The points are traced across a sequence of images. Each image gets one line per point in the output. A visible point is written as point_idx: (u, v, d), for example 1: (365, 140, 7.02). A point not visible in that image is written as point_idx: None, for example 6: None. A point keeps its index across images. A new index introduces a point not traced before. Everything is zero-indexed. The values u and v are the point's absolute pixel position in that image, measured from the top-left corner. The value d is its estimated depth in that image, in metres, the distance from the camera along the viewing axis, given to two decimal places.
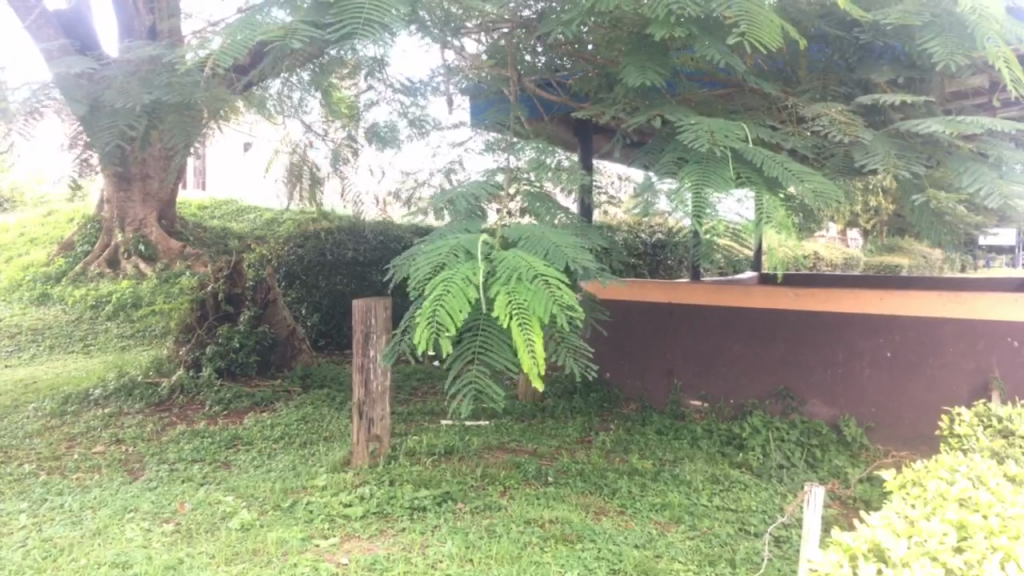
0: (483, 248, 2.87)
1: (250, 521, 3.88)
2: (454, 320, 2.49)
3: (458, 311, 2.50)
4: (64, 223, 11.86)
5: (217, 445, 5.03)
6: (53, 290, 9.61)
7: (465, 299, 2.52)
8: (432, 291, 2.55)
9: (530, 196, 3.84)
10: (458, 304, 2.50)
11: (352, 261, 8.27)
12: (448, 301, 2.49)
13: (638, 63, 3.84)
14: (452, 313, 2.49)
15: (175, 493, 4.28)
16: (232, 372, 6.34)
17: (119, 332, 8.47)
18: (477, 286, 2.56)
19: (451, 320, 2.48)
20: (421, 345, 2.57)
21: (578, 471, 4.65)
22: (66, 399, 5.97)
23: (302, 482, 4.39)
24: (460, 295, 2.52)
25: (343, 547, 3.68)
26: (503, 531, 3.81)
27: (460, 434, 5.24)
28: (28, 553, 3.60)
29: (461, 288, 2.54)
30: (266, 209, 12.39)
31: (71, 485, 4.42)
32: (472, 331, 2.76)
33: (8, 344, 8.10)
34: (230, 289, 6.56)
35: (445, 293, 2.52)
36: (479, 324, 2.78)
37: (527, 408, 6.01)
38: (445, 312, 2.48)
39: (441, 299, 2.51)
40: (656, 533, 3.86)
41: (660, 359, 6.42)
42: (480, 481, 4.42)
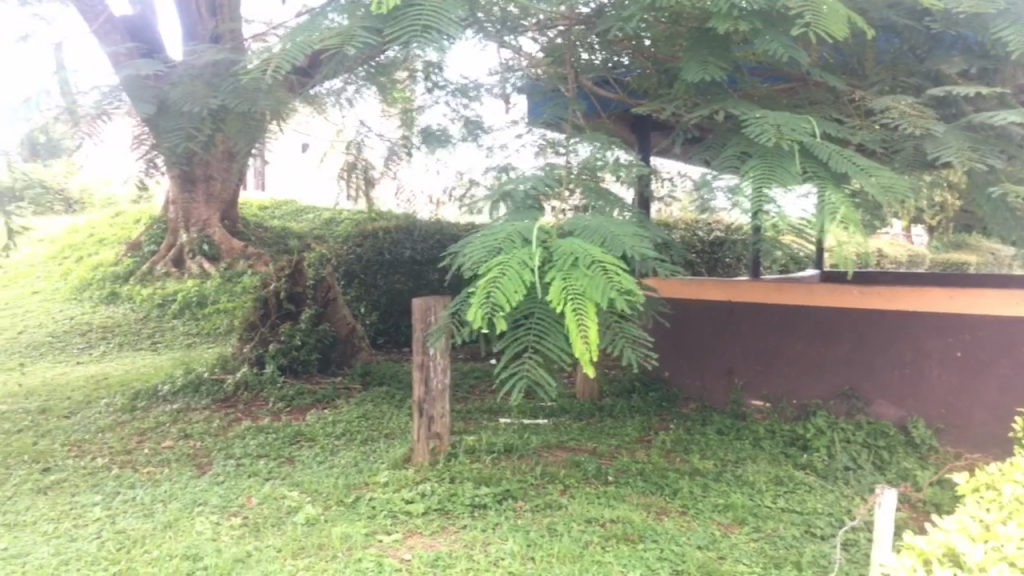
0: (541, 234, 2.88)
1: (315, 516, 3.96)
2: (507, 303, 2.53)
3: (513, 293, 2.54)
4: (131, 224, 12.15)
5: (281, 441, 5.12)
6: (121, 289, 9.87)
7: (520, 282, 2.56)
8: (487, 274, 2.59)
9: (587, 193, 3.80)
10: (512, 286, 2.54)
11: (409, 260, 8.33)
12: (503, 284, 2.54)
13: (699, 58, 3.80)
14: (506, 296, 2.53)
15: (242, 487, 4.37)
16: (294, 370, 6.45)
17: (185, 330, 8.67)
18: (533, 271, 2.60)
19: (505, 303, 2.52)
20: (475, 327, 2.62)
21: (639, 470, 4.63)
22: (135, 394, 6.14)
23: (364, 478, 4.44)
24: (514, 278, 2.56)
25: (406, 543, 3.73)
26: (564, 529, 3.81)
27: (520, 432, 5.24)
28: (103, 544, 3.71)
29: (516, 272, 2.59)
30: (325, 210, 12.56)
31: (142, 478, 4.54)
32: (526, 319, 2.77)
33: (80, 341, 8.34)
34: (292, 288, 6.62)
35: (500, 277, 2.57)
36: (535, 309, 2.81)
37: (585, 406, 5.99)
38: (500, 295, 2.53)
39: (495, 281, 2.55)
40: (719, 534, 3.82)
41: (720, 359, 6.34)
42: (540, 479, 4.41)
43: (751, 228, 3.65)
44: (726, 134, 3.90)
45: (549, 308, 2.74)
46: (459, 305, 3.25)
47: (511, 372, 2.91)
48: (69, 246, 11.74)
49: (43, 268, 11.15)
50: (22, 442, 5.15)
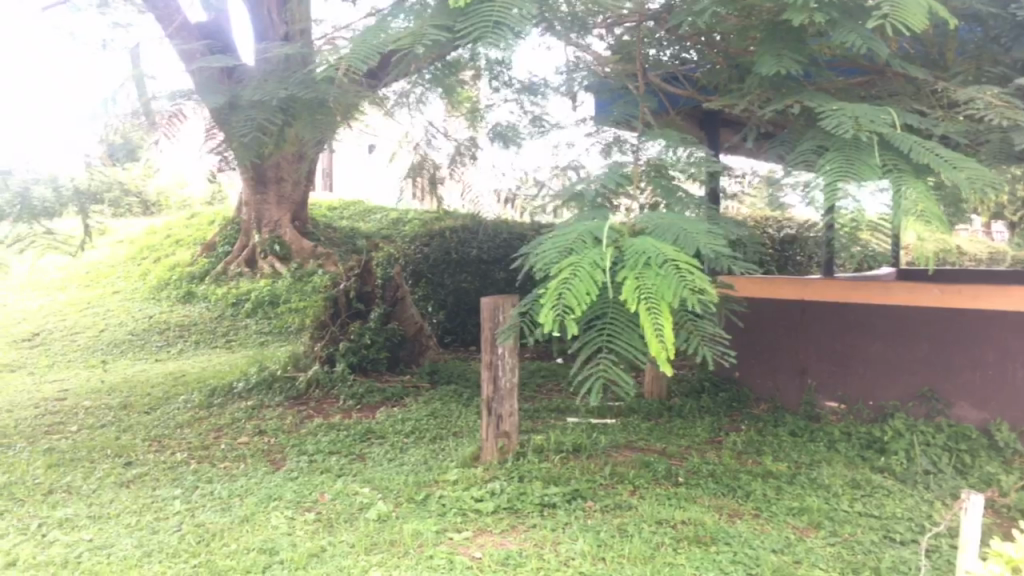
0: (612, 233, 2.83)
1: (387, 513, 4.01)
2: (580, 303, 2.51)
3: (585, 294, 2.52)
4: (206, 225, 12.48)
5: (352, 438, 5.19)
6: (197, 289, 10.15)
7: (592, 281, 2.53)
8: (558, 275, 2.57)
9: (658, 191, 3.76)
10: (585, 286, 2.52)
11: (476, 259, 8.35)
12: (575, 284, 2.52)
13: (774, 51, 3.73)
14: (578, 296, 2.51)
15: (315, 483, 4.45)
16: (364, 369, 6.49)
17: (258, 328, 8.88)
18: (604, 270, 2.57)
19: (577, 303, 2.51)
20: (548, 329, 2.61)
21: (710, 472, 4.56)
22: (212, 391, 6.31)
23: (434, 476, 4.48)
24: (586, 278, 2.53)
25: (476, 541, 3.75)
26: (634, 530, 3.78)
27: (588, 432, 5.22)
28: (183, 537, 3.82)
29: (588, 272, 2.56)
30: (392, 210, 12.70)
31: (220, 473, 4.67)
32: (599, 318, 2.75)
33: (159, 338, 8.61)
34: (361, 287, 6.75)
35: (571, 277, 2.54)
36: (607, 309, 2.78)
37: (654, 406, 5.92)
38: (572, 295, 2.51)
39: (567, 282, 2.53)
40: (794, 537, 3.74)
41: (793, 359, 6.20)
42: (609, 479, 4.39)
43: (825, 226, 3.57)
44: (801, 129, 3.82)
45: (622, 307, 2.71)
46: (531, 306, 3.23)
47: (586, 371, 2.89)
48: (148, 247, 12.12)
49: (123, 268, 11.54)
50: (105, 437, 5.33)
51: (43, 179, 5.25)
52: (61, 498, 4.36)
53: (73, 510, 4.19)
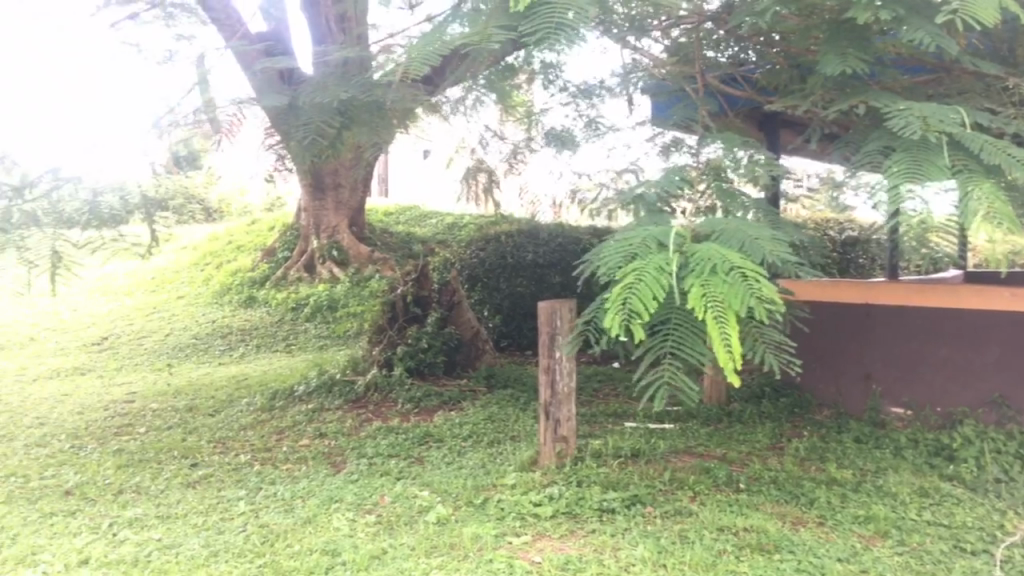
0: (676, 239, 2.82)
1: (446, 516, 4.03)
2: (646, 308, 2.49)
3: (652, 299, 2.50)
4: (266, 231, 12.72)
5: (411, 441, 5.24)
6: (258, 294, 10.35)
7: (658, 287, 2.51)
8: (623, 280, 2.56)
9: (718, 194, 3.72)
10: (651, 291, 2.50)
11: (532, 264, 8.25)
12: (641, 289, 2.50)
13: (838, 50, 3.66)
14: (645, 301, 2.49)
15: (375, 486, 4.50)
16: (421, 372, 6.54)
17: (317, 333, 9.02)
18: (670, 277, 2.55)
19: (643, 308, 2.48)
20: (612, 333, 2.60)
21: (772, 478, 4.49)
22: (274, 394, 6.42)
23: (492, 479, 4.49)
24: (652, 284, 2.52)
25: (535, 545, 3.75)
26: (695, 537, 3.74)
27: (647, 437, 5.18)
28: (248, 537, 3.90)
29: (654, 278, 2.54)
30: (448, 215, 12.79)
31: (283, 475, 4.75)
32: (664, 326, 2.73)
33: (222, 342, 8.81)
34: (418, 292, 6.85)
35: (637, 282, 2.53)
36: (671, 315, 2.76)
37: (713, 412, 5.85)
38: (638, 300, 2.49)
39: (633, 287, 2.51)
40: (860, 546, 3.66)
41: (856, 364, 6.08)
42: (669, 485, 4.34)
43: (891, 229, 3.49)
44: (866, 129, 3.75)
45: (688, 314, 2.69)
46: (593, 313, 3.23)
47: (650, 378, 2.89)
48: (211, 253, 12.41)
49: (187, 273, 11.82)
50: (172, 439, 5.47)
51: (110, 186, 5.34)
52: (131, 497, 4.48)
53: (142, 510, 4.31)
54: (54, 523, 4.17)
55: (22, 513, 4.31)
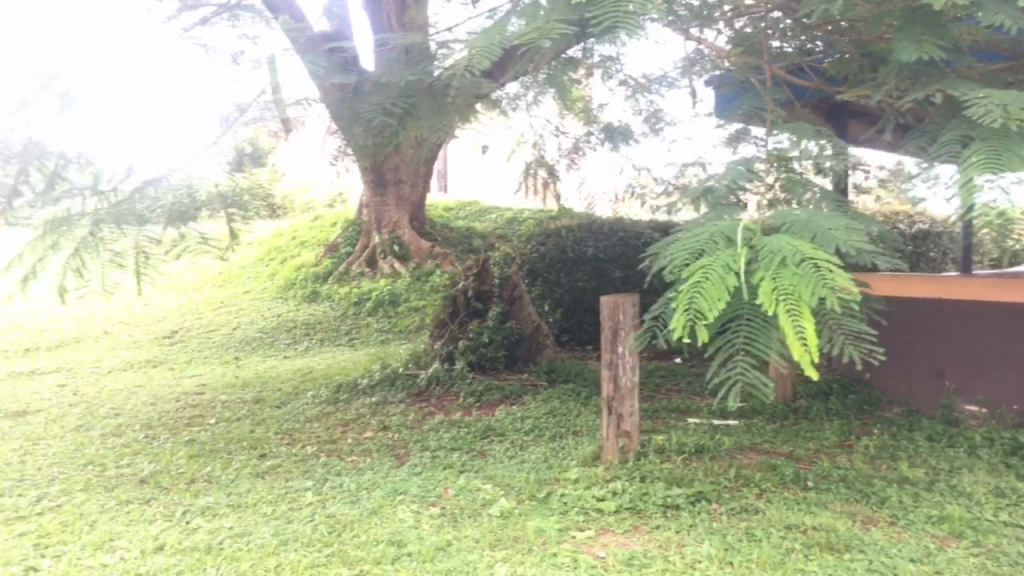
0: (745, 233, 2.78)
1: (510, 509, 4.04)
2: (713, 309, 2.48)
3: (718, 298, 2.48)
4: (329, 227, 12.91)
5: (473, 435, 5.27)
6: (321, 289, 10.52)
7: (725, 286, 2.49)
8: (690, 279, 2.55)
9: (788, 182, 3.66)
10: (716, 291, 2.48)
11: (593, 258, 8.25)
12: (707, 289, 2.48)
13: (913, 37, 3.56)
14: (711, 302, 2.47)
15: (438, 479, 4.54)
16: (482, 367, 6.56)
17: (379, 327, 9.13)
18: (738, 273, 2.52)
19: (709, 309, 2.47)
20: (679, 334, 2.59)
21: (841, 476, 4.40)
22: (338, 387, 6.52)
23: (554, 474, 4.50)
24: (718, 282, 2.49)
25: (600, 540, 3.74)
26: (763, 535, 3.69)
27: (711, 433, 5.12)
28: (316, 527, 3.97)
29: (720, 275, 2.52)
30: (507, 210, 12.82)
31: (348, 466, 4.82)
32: (735, 321, 2.70)
33: (287, 336, 8.98)
34: (479, 287, 6.89)
35: (702, 282, 2.50)
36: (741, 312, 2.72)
37: (779, 408, 5.76)
38: (704, 300, 2.47)
39: (698, 287, 2.50)
40: (934, 547, 3.56)
41: (928, 361, 5.92)
42: (734, 482, 4.29)
43: (970, 221, 3.38)
44: (942, 118, 3.64)
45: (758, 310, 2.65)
46: (662, 309, 3.21)
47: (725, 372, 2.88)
48: (276, 248, 12.66)
49: (253, 269, 12.08)
50: (241, 430, 5.60)
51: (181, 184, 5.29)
52: (203, 486, 4.60)
53: (214, 498, 4.43)
54: (130, 510, 4.31)
55: (100, 500, 4.46)
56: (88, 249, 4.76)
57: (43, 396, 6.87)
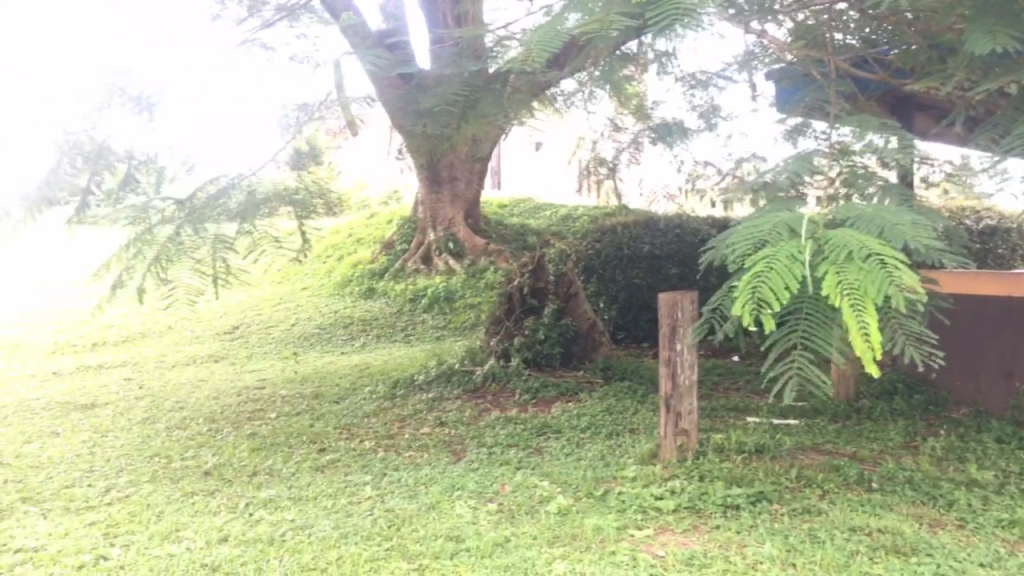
0: (809, 226, 2.72)
1: (567, 507, 4.04)
2: (779, 297, 2.41)
3: (784, 285, 2.41)
4: (385, 224, 13.03)
5: (529, 432, 5.28)
6: (377, 285, 10.63)
7: (791, 274, 2.42)
8: (753, 267, 2.48)
9: (854, 177, 3.58)
10: (782, 279, 2.42)
11: (649, 255, 8.11)
12: (772, 278, 2.42)
13: (986, 28, 3.45)
14: (776, 290, 2.41)
15: (495, 475, 4.56)
16: (538, 364, 6.56)
17: (435, 324, 9.20)
18: (803, 262, 2.45)
19: (775, 297, 2.40)
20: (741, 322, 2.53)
21: (907, 478, 4.30)
22: (395, 383, 6.58)
23: (612, 472, 4.47)
24: (784, 270, 2.43)
25: (658, 539, 3.72)
26: (826, 536, 3.62)
27: (771, 433, 5.04)
28: (375, 521, 4.02)
29: (786, 264, 2.45)
30: (562, 207, 12.80)
31: (406, 462, 4.87)
32: (795, 312, 2.65)
33: (344, 332, 9.10)
34: (535, 284, 6.89)
35: (768, 269, 2.44)
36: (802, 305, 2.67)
37: (841, 408, 5.65)
38: (769, 288, 2.41)
39: (763, 274, 2.43)
40: (1006, 551, 3.46)
41: (996, 359, 5.71)
42: (796, 483, 4.22)
43: None
44: (1017, 111, 3.53)
45: (821, 303, 2.60)
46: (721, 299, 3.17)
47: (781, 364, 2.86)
48: (332, 245, 12.83)
49: (311, 266, 12.25)
50: (301, 424, 5.69)
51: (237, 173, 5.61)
52: (265, 479, 4.69)
53: (275, 491, 4.51)
54: (195, 502, 4.41)
55: (166, 492, 4.57)
56: (167, 258, 5.00)
57: (111, 390, 7.07)
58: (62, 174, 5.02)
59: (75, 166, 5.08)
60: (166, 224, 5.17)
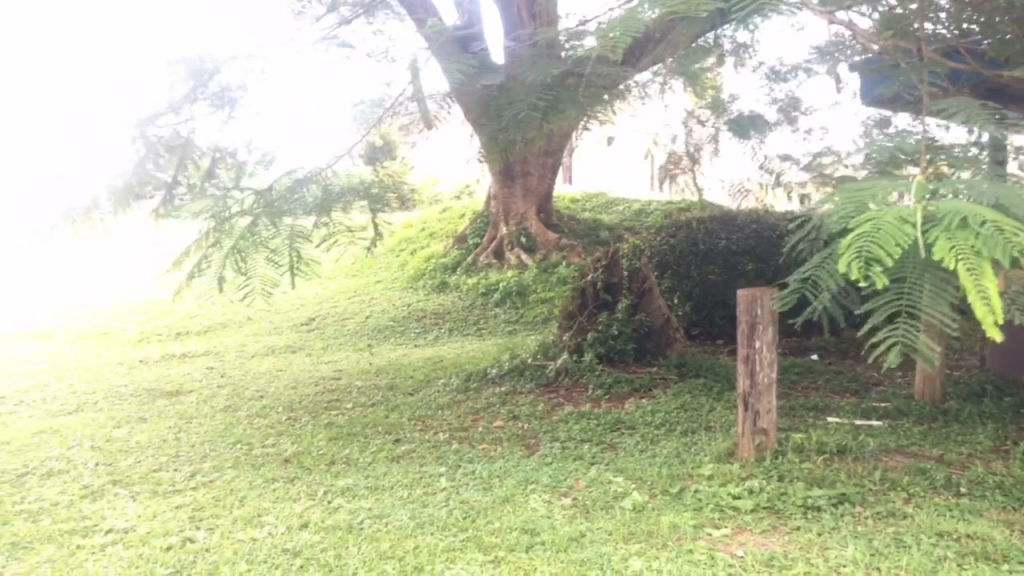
0: (914, 192, 2.58)
1: (642, 503, 4.01)
2: (889, 256, 2.24)
3: (894, 243, 2.25)
4: (457, 218, 13.13)
5: (603, 427, 5.26)
6: (449, 279, 10.70)
7: (901, 233, 2.26)
8: (857, 229, 2.33)
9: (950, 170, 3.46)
10: (892, 237, 2.25)
11: (725, 250, 7.96)
12: (880, 236, 2.26)
13: None
14: (886, 247, 2.24)
15: (569, 469, 4.56)
16: (611, 359, 6.52)
17: (507, 318, 9.23)
18: (912, 225, 2.29)
19: (886, 256, 2.23)
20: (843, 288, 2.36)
21: (998, 483, 4.15)
22: (468, 376, 6.63)
23: (688, 469, 4.43)
24: (894, 230, 2.27)
25: (736, 539, 3.66)
26: (912, 541, 3.51)
27: (854, 434, 4.92)
28: (451, 512, 4.06)
29: (894, 225, 2.30)
30: (635, 201, 12.71)
31: (480, 454, 4.90)
32: (900, 283, 2.42)
33: (417, 325, 9.21)
34: (608, 279, 6.85)
35: (875, 228, 2.29)
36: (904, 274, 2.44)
37: (926, 410, 5.48)
38: (877, 246, 2.24)
39: (870, 233, 2.28)
40: None
41: None
42: (880, 485, 4.10)
43: None
44: None
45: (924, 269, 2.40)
46: (817, 270, 3.02)
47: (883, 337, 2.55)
48: (405, 238, 12.99)
49: (384, 259, 12.41)
50: (377, 415, 5.78)
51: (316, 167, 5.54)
52: (342, 468, 4.78)
53: (353, 480, 4.59)
54: (276, 488, 4.52)
55: (248, 478, 4.69)
56: (245, 250, 5.00)
57: (195, 377, 7.30)
58: (146, 170, 5.23)
59: (159, 162, 5.26)
60: (244, 216, 5.24)
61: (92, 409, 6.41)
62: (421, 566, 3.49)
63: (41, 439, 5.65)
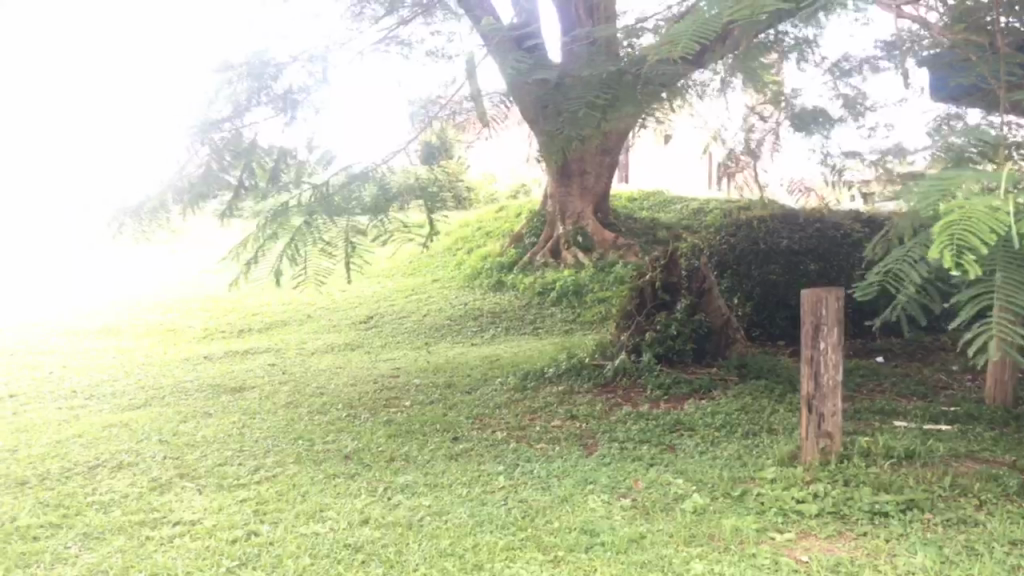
0: (996, 183, 2.51)
1: (703, 506, 3.97)
2: (985, 245, 2.13)
3: (990, 232, 2.14)
4: (513, 218, 13.14)
5: (662, 428, 5.22)
6: (506, 278, 10.72)
7: (996, 222, 2.16)
8: (946, 216, 2.21)
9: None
10: (988, 227, 2.14)
11: (787, 250, 7.81)
12: (975, 225, 2.14)
13: None
14: (984, 237, 2.13)
15: (628, 470, 4.53)
16: (670, 359, 6.46)
17: (564, 317, 9.22)
18: (1006, 214, 2.19)
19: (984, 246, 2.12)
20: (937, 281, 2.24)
21: None
22: (525, 375, 6.63)
23: (750, 472, 4.36)
24: (988, 219, 2.16)
25: (801, 543, 3.60)
26: (985, 549, 3.41)
27: (922, 438, 4.79)
28: (510, 511, 4.06)
29: (987, 214, 2.19)
30: (693, 200, 12.58)
31: (538, 454, 4.90)
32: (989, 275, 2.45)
33: (474, 324, 9.25)
34: (667, 278, 6.79)
35: (968, 217, 2.18)
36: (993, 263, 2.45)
37: (998, 415, 5.30)
38: (974, 234, 2.13)
39: (963, 220, 2.17)
40: None
41: None
42: (950, 491, 3.98)
43: None
44: None
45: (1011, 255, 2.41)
46: (896, 264, 3.13)
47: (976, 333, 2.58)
48: (461, 237, 13.05)
49: (440, 258, 12.49)
50: (435, 413, 5.82)
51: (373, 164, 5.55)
52: (402, 465, 4.82)
53: (412, 477, 4.62)
54: (337, 484, 4.57)
55: (310, 473, 4.77)
56: (301, 241, 4.95)
57: (258, 373, 7.45)
58: (213, 170, 5.31)
59: (227, 161, 5.31)
60: (300, 212, 5.08)
61: (159, 404, 6.57)
62: (481, 564, 3.50)
63: (111, 432, 5.82)
